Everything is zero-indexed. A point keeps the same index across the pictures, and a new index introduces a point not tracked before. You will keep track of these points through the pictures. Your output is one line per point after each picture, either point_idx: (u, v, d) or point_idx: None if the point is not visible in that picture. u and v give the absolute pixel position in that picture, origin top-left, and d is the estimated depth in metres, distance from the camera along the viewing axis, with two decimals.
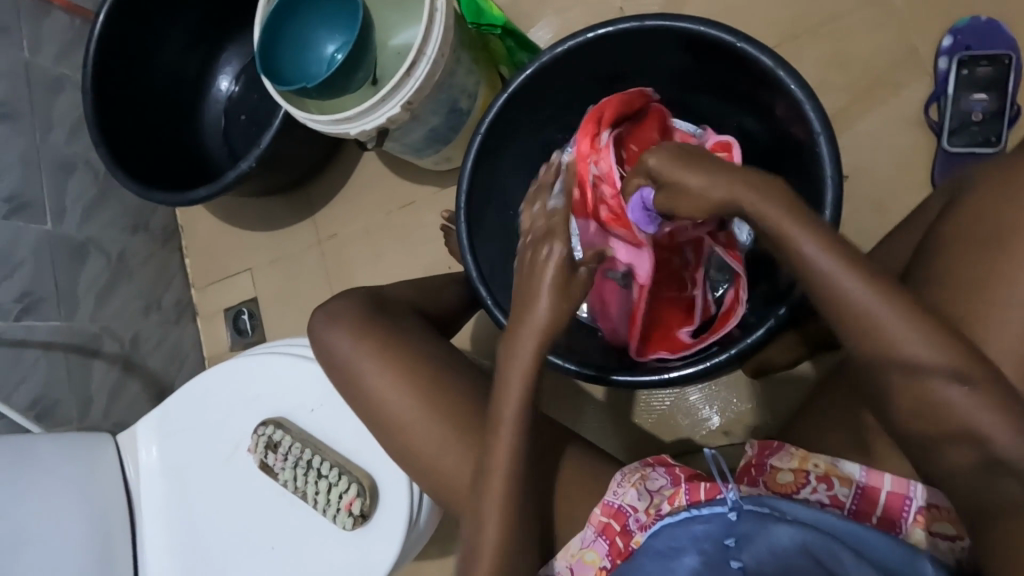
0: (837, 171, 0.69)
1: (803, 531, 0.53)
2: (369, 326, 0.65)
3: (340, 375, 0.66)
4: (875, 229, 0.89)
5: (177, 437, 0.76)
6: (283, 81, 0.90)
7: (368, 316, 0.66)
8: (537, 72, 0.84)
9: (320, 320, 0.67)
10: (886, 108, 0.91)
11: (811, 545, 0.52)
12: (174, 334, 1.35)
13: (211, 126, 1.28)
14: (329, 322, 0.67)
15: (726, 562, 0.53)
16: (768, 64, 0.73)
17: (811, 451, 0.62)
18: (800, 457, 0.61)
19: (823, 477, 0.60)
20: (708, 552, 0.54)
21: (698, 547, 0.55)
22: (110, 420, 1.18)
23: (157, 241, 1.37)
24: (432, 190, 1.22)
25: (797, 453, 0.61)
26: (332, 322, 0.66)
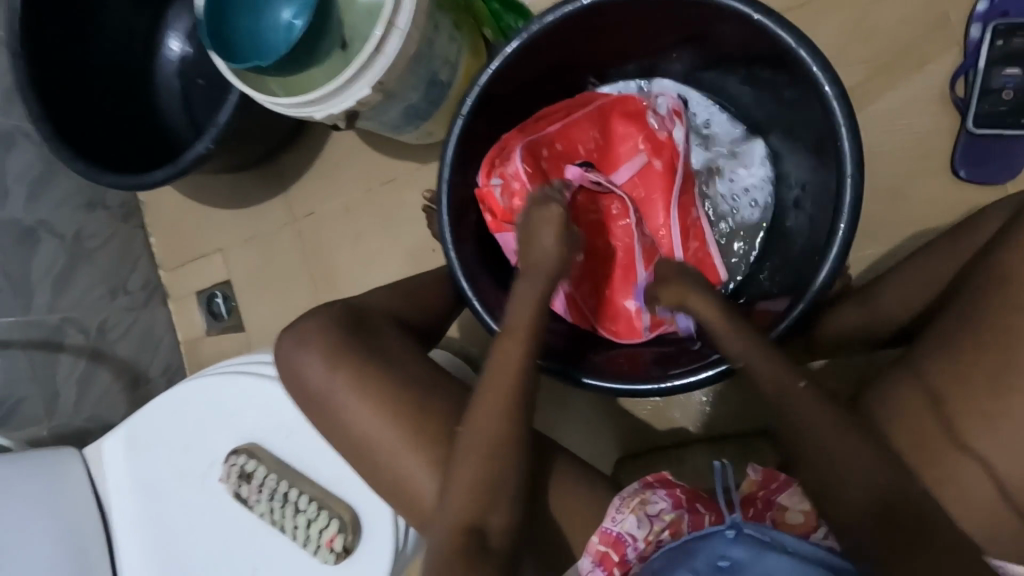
0: (858, 169, 0.63)
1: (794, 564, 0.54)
2: (343, 353, 0.60)
3: (315, 403, 0.61)
4: (887, 218, 0.83)
5: (145, 456, 0.72)
6: (236, 53, 0.78)
7: (342, 339, 0.60)
8: (526, 45, 0.74)
9: (289, 344, 0.63)
10: (908, 82, 0.83)
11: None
12: (145, 319, 1.26)
13: (165, 91, 1.15)
14: (299, 349, 0.61)
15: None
16: (789, 42, 0.65)
17: None
18: None
19: None
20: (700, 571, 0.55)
21: (689, 562, 0.56)
22: (83, 414, 1.12)
23: (116, 220, 1.27)
24: (413, 166, 1.13)
25: None
26: (302, 347, 0.61)
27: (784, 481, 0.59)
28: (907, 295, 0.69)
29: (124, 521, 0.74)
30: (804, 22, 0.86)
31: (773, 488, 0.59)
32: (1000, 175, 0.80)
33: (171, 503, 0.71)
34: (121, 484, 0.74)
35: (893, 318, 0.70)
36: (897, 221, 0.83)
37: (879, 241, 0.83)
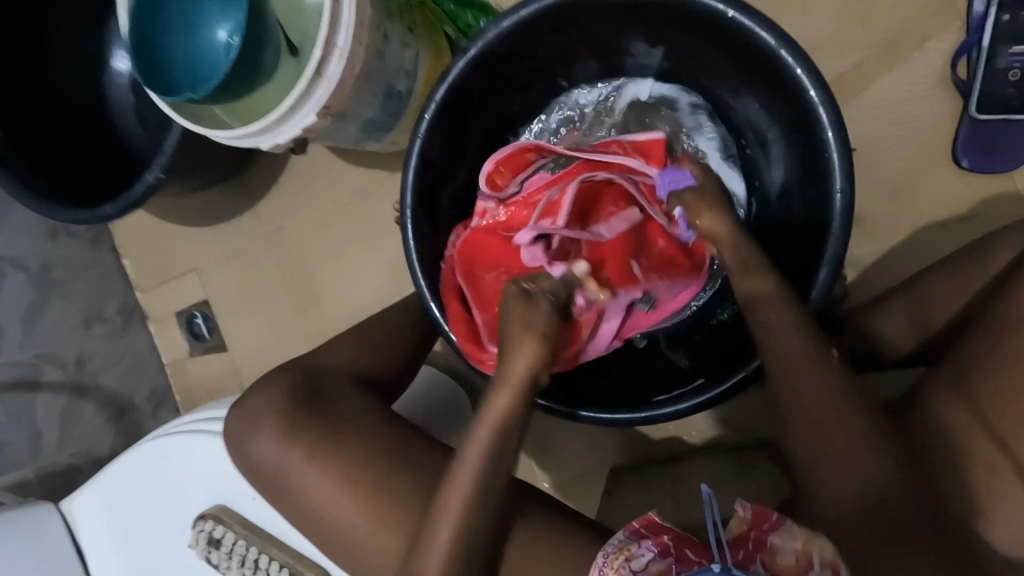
0: (849, 185, 0.58)
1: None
2: (294, 429, 0.59)
3: (279, 480, 0.59)
4: (889, 213, 0.77)
5: (119, 516, 0.70)
6: (171, 79, 0.72)
7: (296, 411, 0.60)
8: (482, 55, 0.68)
9: (236, 424, 0.62)
10: (906, 63, 0.77)
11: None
12: (125, 345, 1.21)
13: (118, 110, 1.08)
14: (251, 434, 0.61)
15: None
16: (771, 41, 0.60)
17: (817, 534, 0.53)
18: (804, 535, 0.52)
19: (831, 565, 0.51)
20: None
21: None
22: (68, 452, 1.11)
23: (85, 244, 1.21)
24: (384, 174, 1.06)
25: (801, 531, 0.52)
26: (250, 428, 0.61)
27: (774, 523, 0.53)
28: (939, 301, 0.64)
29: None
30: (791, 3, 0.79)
31: (763, 530, 0.53)
32: (1007, 162, 0.73)
33: (149, 563, 0.69)
34: (99, 544, 0.72)
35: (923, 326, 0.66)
36: (898, 216, 0.77)
37: (881, 238, 0.78)
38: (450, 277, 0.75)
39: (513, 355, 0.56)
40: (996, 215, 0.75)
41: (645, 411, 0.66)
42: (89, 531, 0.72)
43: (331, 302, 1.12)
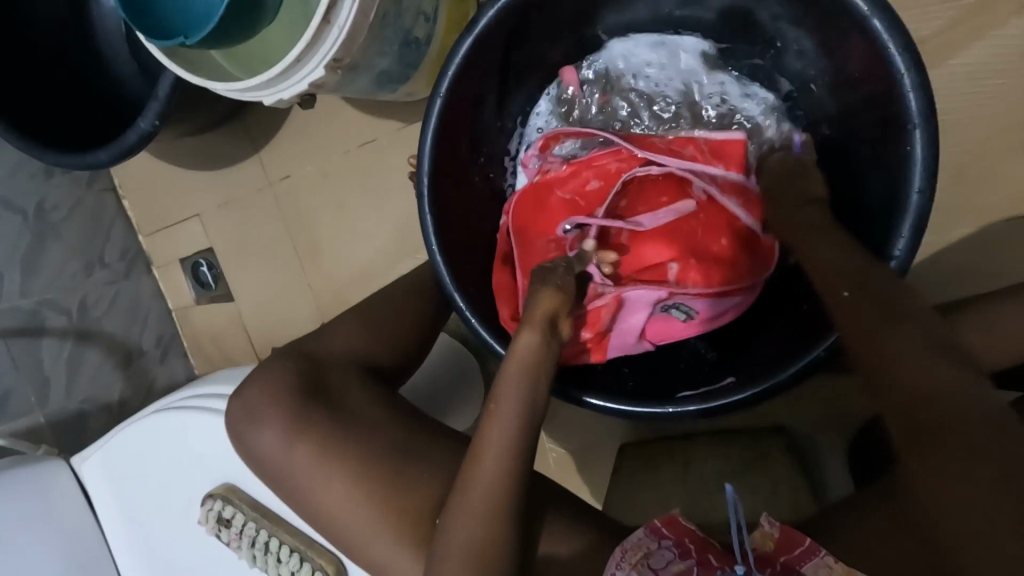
0: (928, 187, 0.51)
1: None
2: (300, 422, 0.57)
3: (276, 474, 0.58)
4: (953, 204, 0.70)
5: (127, 484, 0.69)
6: (159, 15, 0.64)
7: (296, 403, 0.57)
8: (513, 3, 0.61)
9: (239, 415, 0.59)
10: (1001, 29, 0.66)
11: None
12: (129, 291, 1.19)
13: (106, 38, 0.99)
14: (253, 424, 0.58)
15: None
16: (861, 7, 0.52)
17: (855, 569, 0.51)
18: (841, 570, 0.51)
19: None
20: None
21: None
22: (77, 398, 1.11)
23: (81, 185, 1.15)
24: (396, 125, 0.98)
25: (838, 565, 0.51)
26: (254, 420, 0.58)
27: (808, 548, 0.52)
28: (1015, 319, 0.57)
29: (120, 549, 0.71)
30: None
31: (796, 555, 0.52)
32: None
33: (158, 533, 0.68)
34: (109, 511, 0.71)
35: None
36: (962, 208, 0.70)
37: (939, 231, 0.71)
38: (503, 243, 0.74)
39: (533, 307, 0.57)
40: None
41: (667, 408, 0.62)
42: (98, 495, 0.72)
43: (338, 259, 1.07)
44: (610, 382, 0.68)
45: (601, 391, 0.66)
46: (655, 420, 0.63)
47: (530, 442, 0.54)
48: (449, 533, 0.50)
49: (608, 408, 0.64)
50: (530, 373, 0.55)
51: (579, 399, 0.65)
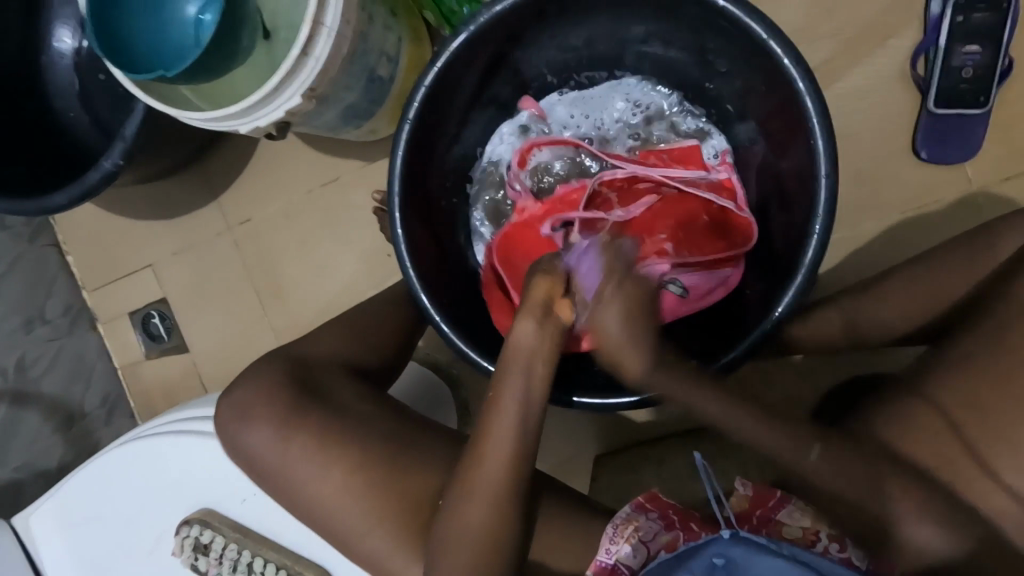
0: (832, 171, 0.59)
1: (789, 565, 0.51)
2: (293, 422, 0.59)
3: (270, 477, 0.59)
4: (857, 201, 0.82)
5: (84, 529, 0.67)
6: (133, 54, 0.67)
7: (291, 403, 0.59)
8: (470, 40, 0.68)
9: (228, 417, 0.60)
10: (870, 59, 0.81)
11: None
12: (70, 350, 1.12)
13: (59, 92, 1.00)
14: (243, 424, 0.60)
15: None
16: (759, 31, 0.61)
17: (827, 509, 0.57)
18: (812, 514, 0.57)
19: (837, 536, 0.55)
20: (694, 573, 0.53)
21: (685, 566, 0.53)
22: (11, 466, 1.02)
23: (22, 240, 1.10)
24: (358, 164, 1.02)
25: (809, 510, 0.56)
26: (244, 419, 0.60)
27: (779, 499, 0.57)
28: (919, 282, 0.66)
29: None
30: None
31: (770, 508, 0.57)
32: (960, 154, 0.79)
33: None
34: (60, 563, 0.67)
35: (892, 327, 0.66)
36: (865, 204, 0.82)
37: (849, 225, 0.82)
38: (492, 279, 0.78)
39: (529, 292, 0.57)
40: (951, 203, 0.80)
41: (641, 395, 0.65)
42: (47, 547, 0.68)
43: (302, 297, 1.07)
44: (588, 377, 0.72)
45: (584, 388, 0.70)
46: (632, 407, 0.65)
47: (532, 433, 0.56)
48: (454, 519, 0.54)
49: (588, 402, 0.67)
50: (526, 366, 0.56)
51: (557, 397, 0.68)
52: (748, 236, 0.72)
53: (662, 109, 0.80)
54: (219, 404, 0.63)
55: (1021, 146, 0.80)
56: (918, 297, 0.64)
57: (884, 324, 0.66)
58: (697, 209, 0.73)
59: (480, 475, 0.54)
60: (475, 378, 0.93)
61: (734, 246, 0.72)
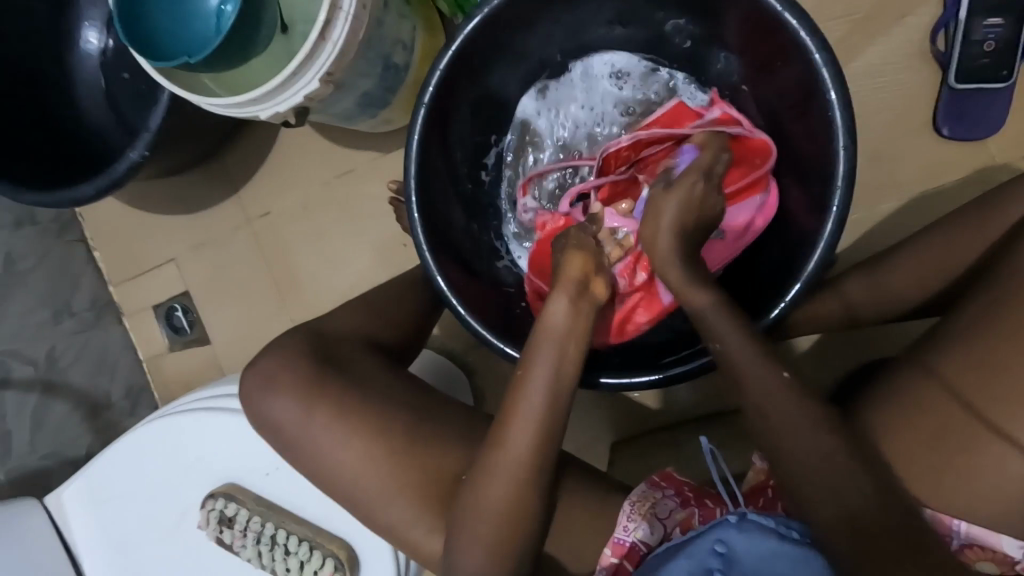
0: (851, 142, 0.58)
1: (785, 552, 0.52)
2: (321, 388, 0.62)
3: (296, 446, 0.62)
4: (877, 180, 0.81)
5: (113, 502, 0.72)
6: (158, 45, 0.70)
7: (317, 374, 0.62)
8: (484, 24, 0.69)
9: (256, 384, 0.63)
10: (888, 35, 0.80)
11: (789, 563, 0.51)
12: (95, 343, 1.15)
13: (86, 89, 1.03)
14: (271, 395, 0.62)
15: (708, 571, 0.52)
16: (772, 4, 0.61)
17: None
18: None
19: None
20: (694, 558, 0.53)
21: (686, 550, 0.54)
22: (40, 453, 1.05)
23: (51, 235, 1.13)
24: (373, 155, 1.03)
25: None
26: (270, 387, 0.63)
27: None
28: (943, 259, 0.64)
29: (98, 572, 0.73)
30: None
31: None
32: (981, 130, 0.78)
33: (145, 549, 0.71)
34: (92, 536, 0.73)
35: (908, 299, 0.66)
36: (884, 184, 0.81)
37: (868, 205, 0.81)
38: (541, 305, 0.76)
39: (562, 270, 0.60)
40: (972, 180, 0.79)
41: (661, 373, 0.66)
42: (79, 522, 0.73)
43: (320, 288, 1.08)
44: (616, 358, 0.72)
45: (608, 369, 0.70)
46: (654, 385, 0.66)
47: (561, 410, 0.57)
48: (481, 490, 0.56)
49: (609, 382, 0.67)
50: (558, 342, 0.57)
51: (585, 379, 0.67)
52: (766, 152, 0.70)
53: (642, 73, 0.80)
54: (245, 372, 0.66)
55: None
56: (923, 262, 0.65)
57: (902, 297, 0.67)
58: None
59: (506, 449, 0.56)
60: (490, 366, 0.93)
61: (756, 168, 0.70)
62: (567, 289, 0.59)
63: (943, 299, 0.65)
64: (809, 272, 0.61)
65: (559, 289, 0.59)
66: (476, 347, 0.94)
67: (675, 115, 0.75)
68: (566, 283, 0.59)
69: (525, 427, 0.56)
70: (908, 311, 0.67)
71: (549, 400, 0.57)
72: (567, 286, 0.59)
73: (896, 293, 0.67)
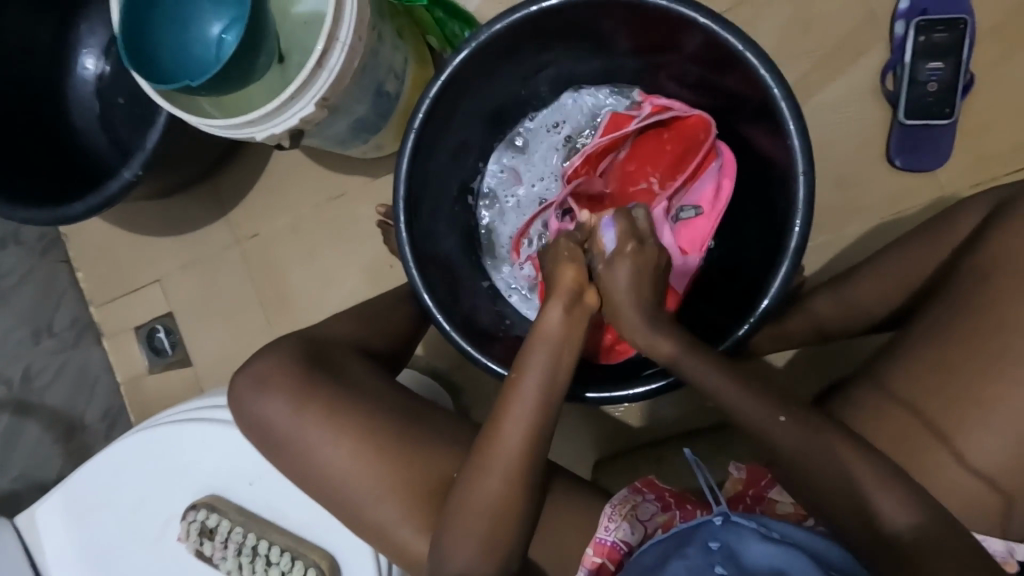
0: (809, 167, 0.63)
1: (781, 546, 0.51)
2: (310, 396, 0.63)
3: (283, 453, 0.63)
4: (839, 207, 0.87)
5: (93, 516, 0.73)
6: (160, 69, 0.74)
7: (307, 382, 0.63)
8: (472, 55, 0.73)
9: (246, 385, 0.65)
10: (844, 75, 0.87)
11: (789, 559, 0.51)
12: (75, 363, 1.13)
13: (81, 112, 1.05)
14: (262, 401, 0.64)
15: (709, 566, 0.50)
16: (735, 44, 0.65)
17: None
18: None
19: None
20: (692, 555, 0.52)
21: (681, 549, 0.53)
22: (10, 475, 1.02)
23: (35, 254, 1.13)
24: (363, 179, 1.06)
25: None
26: (260, 389, 0.64)
27: (771, 477, 0.61)
28: (900, 277, 0.69)
29: None
30: (743, 22, 0.89)
31: (762, 486, 0.61)
32: (932, 161, 0.84)
33: (123, 562, 0.72)
34: (69, 550, 0.74)
35: (869, 314, 0.70)
36: (846, 210, 0.87)
37: (832, 229, 0.87)
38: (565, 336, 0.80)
39: (557, 282, 0.63)
40: (924, 207, 0.85)
41: (648, 385, 0.68)
42: (57, 537, 0.74)
43: (306, 309, 1.09)
44: (614, 373, 0.74)
45: (598, 383, 0.72)
46: (644, 397, 0.68)
47: (553, 409, 0.59)
48: (472, 494, 0.57)
49: (603, 395, 0.69)
50: (557, 345, 0.61)
51: (578, 394, 0.69)
52: (706, 126, 0.77)
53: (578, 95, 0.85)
54: (236, 378, 0.67)
55: (986, 153, 0.85)
56: (889, 279, 0.69)
57: (864, 312, 0.71)
58: (656, 143, 0.81)
59: (497, 453, 0.57)
60: (475, 383, 0.94)
61: (703, 142, 0.77)
62: (558, 304, 0.62)
63: (901, 315, 0.69)
64: (776, 289, 0.65)
65: (549, 309, 0.61)
66: (461, 366, 0.95)
67: (616, 125, 0.80)
68: (555, 300, 0.62)
69: (513, 430, 0.58)
70: (872, 325, 0.71)
71: (540, 403, 0.59)
72: (559, 304, 0.61)
73: (861, 308, 0.71)
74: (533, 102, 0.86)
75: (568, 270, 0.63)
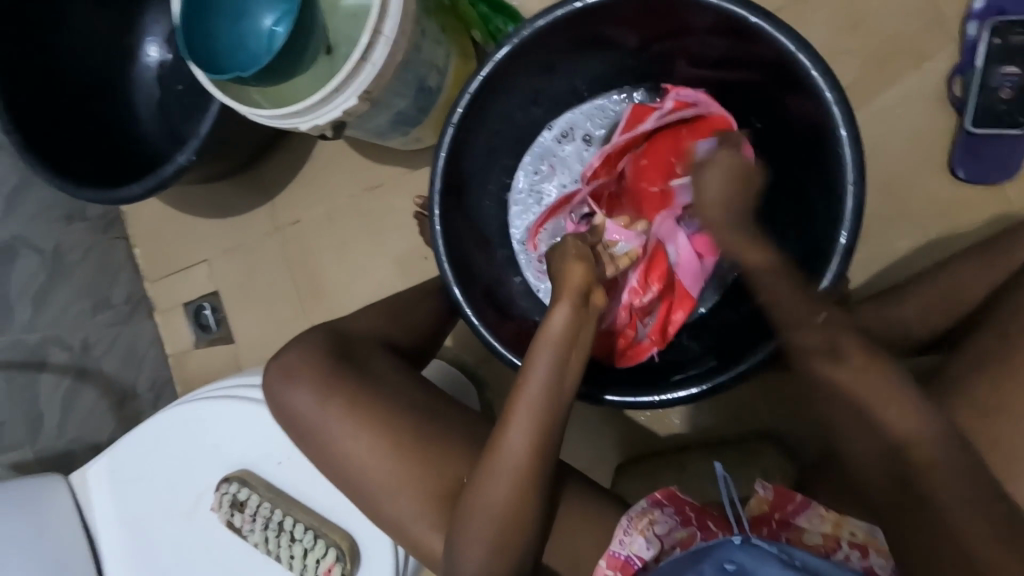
0: (860, 177, 0.60)
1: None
2: (333, 388, 0.65)
3: (308, 438, 0.65)
4: (892, 220, 0.82)
5: (135, 481, 0.78)
6: (213, 59, 0.77)
7: (332, 372, 0.66)
8: (513, 52, 0.72)
9: (275, 375, 0.68)
10: (907, 79, 0.82)
11: None
12: (128, 335, 1.20)
13: (143, 98, 1.11)
14: (290, 387, 0.66)
15: None
16: (786, 45, 0.63)
17: (846, 515, 0.59)
18: (833, 520, 0.58)
19: (858, 544, 0.57)
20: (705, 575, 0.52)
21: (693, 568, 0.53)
22: (67, 436, 1.09)
23: (98, 231, 1.20)
24: (402, 171, 1.08)
25: (829, 515, 0.58)
26: (288, 379, 0.67)
27: (799, 502, 0.59)
28: (954, 295, 0.65)
29: (117, 545, 0.79)
30: (800, 20, 0.85)
31: (788, 511, 0.59)
32: (1000, 174, 0.79)
33: (161, 527, 0.76)
34: (113, 511, 0.79)
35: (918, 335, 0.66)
36: (900, 223, 0.82)
37: (883, 242, 0.82)
38: None
39: (564, 281, 0.62)
40: (989, 223, 0.80)
41: (668, 393, 0.67)
42: (103, 497, 0.80)
43: (342, 296, 1.12)
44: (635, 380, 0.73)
45: (618, 388, 0.71)
46: (661, 406, 0.67)
47: (561, 411, 0.59)
48: (485, 489, 0.58)
49: (623, 401, 0.68)
50: (563, 346, 0.60)
51: (598, 398, 0.69)
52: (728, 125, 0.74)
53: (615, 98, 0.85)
54: (267, 365, 0.70)
55: None
56: (937, 300, 0.65)
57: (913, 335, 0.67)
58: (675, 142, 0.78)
59: (511, 451, 0.58)
60: (500, 379, 0.95)
61: None
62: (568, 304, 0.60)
63: (950, 337, 0.65)
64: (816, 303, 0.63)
65: (556, 307, 0.60)
66: (488, 361, 0.96)
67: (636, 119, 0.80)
68: (564, 299, 0.60)
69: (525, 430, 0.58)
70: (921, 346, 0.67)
71: (551, 401, 0.59)
72: (566, 307, 0.60)
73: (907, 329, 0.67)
74: (572, 100, 0.85)
75: (575, 269, 0.62)
